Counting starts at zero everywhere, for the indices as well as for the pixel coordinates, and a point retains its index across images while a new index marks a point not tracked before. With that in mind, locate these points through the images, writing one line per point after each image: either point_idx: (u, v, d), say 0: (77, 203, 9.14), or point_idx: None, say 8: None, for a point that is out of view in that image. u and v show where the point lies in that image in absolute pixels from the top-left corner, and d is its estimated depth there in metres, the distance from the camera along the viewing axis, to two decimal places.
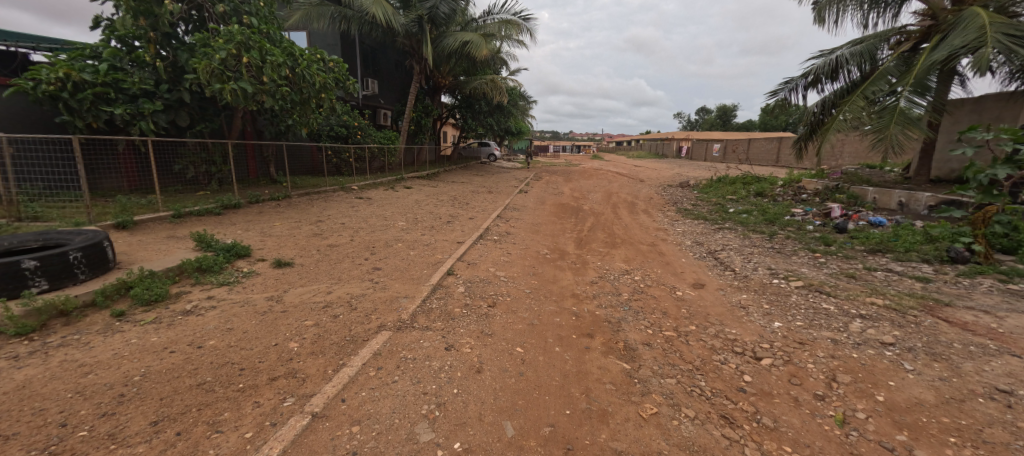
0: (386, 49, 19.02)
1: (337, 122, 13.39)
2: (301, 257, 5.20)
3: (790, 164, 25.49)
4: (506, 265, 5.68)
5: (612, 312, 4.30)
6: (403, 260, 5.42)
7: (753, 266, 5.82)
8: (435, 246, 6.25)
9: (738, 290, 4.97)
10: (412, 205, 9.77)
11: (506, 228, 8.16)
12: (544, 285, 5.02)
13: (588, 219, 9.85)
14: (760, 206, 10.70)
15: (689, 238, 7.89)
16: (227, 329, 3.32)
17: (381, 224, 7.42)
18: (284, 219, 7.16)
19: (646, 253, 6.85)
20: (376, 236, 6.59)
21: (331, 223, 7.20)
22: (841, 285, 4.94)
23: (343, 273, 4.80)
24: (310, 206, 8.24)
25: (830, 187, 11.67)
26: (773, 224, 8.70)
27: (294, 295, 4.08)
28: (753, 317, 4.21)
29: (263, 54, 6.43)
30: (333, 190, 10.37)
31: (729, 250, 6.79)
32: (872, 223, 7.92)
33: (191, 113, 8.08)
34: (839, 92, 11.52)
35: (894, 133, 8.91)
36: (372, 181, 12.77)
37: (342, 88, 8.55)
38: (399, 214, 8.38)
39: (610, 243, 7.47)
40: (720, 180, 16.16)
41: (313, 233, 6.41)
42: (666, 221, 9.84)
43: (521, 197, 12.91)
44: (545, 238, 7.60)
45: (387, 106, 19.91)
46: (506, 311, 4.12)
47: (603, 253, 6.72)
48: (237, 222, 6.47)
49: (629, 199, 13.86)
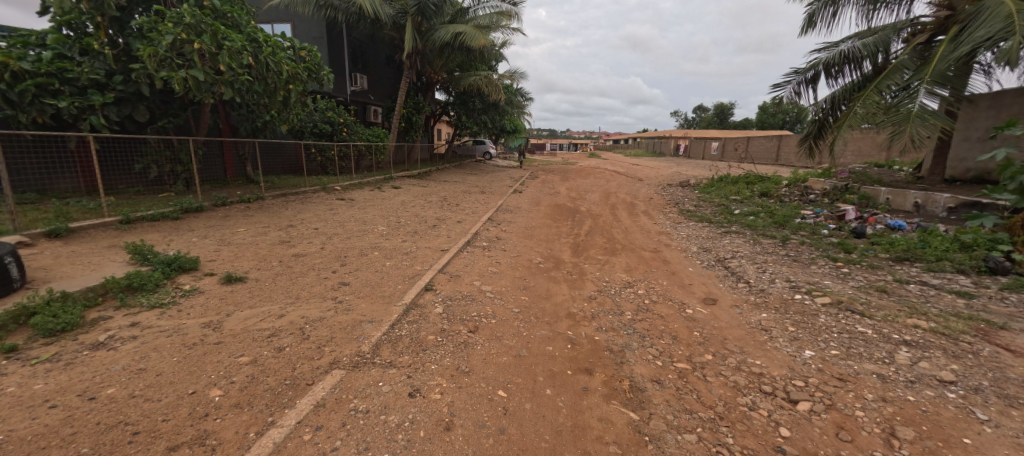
0: (375, 43, 18.31)
1: (321, 119, 12.68)
2: (257, 270, 4.55)
3: (791, 163, 24.96)
4: (493, 277, 5.05)
5: (613, 338, 3.68)
6: (376, 272, 4.79)
7: (769, 278, 5.22)
8: (416, 254, 5.62)
9: (756, 308, 4.36)
10: (398, 206, 9.12)
11: (497, 232, 7.54)
12: (535, 303, 4.39)
13: (586, 222, 9.22)
14: (767, 208, 10.12)
15: (695, 244, 7.29)
16: (137, 370, 2.67)
17: (359, 228, 6.77)
18: (251, 224, 6.51)
19: (650, 262, 6.22)
20: (351, 243, 5.95)
21: (303, 228, 6.55)
22: (873, 301, 4.34)
23: (303, 290, 4.15)
24: (283, 210, 7.59)
25: (840, 187, 11.11)
26: (783, 228, 8.11)
27: (237, 320, 3.44)
28: (778, 343, 3.60)
29: (218, 39, 5.95)
30: (313, 191, 9.70)
31: (740, 258, 6.19)
32: (891, 227, 7.34)
33: (151, 106, 7.42)
34: (849, 87, 10.97)
35: (912, 128, 8.42)
36: (358, 181, 12.08)
37: (316, 80, 7.88)
38: (381, 217, 7.73)
39: (609, 249, 6.85)
40: (722, 179, 15.56)
41: (280, 241, 5.76)
42: (668, 224, 9.23)
43: (515, 198, 12.26)
44: (539, 243, 6.99)
45: (378, 102, 19.22)
46: (489, 337, 3.50)
47: (602, 262, 6.11)
48: (196, 229, 5.85)
49: (628, 200, 13.24)
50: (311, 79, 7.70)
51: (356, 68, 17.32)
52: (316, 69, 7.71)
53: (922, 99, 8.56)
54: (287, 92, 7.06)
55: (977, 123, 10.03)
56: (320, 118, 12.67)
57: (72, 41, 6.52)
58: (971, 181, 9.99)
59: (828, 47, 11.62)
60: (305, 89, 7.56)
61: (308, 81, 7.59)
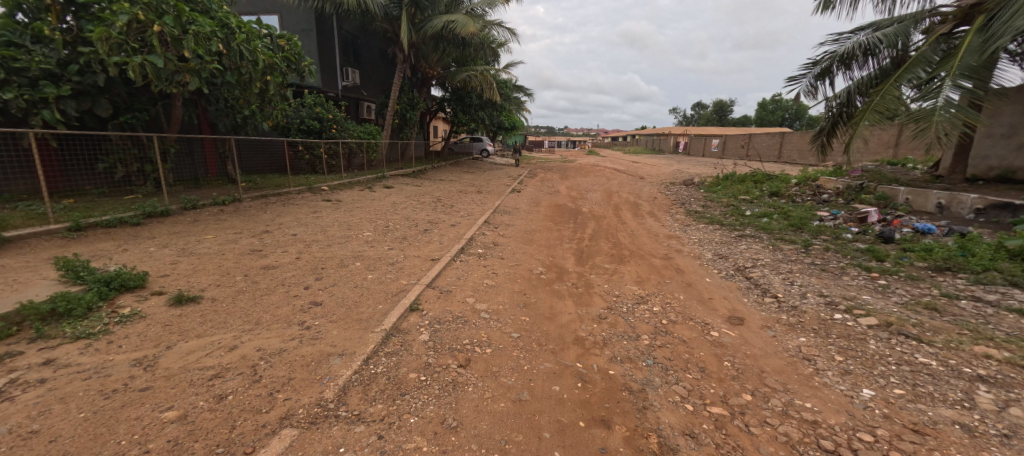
0: (367, 36, 17.65)
1: (308, 114, 12.02)
2: (217, 287, 3.95)
3: (795, 161, 24.43)
4: (489, 293, 4.44)
5: (631, 372, 3.11)
6: (354, 288, 4.17)
7: (800, 292, 4.64)
8: (402, 265, 5.01)
9: (792, 331, 3.79)
10: (388, 208, 8.50)
11: (493, 237, 6.94)
12: (538, 325, 3.79)
13: (589, 224, 8.65)
14: (780, 209, 9.55)
15: (709, 249, 6.71)
16: (28, 435, 2.10)
17: (341, 234, 6.15)
18: (222, 229, 5.90)
19: (662, 272, 5.64)
20: (331, 252, 5.33)
21: (279, 234, 5.94)
22: (926, 322, 3.77)
23: (265, 312, 3.54)
24: (261, 213, 6.97)
25: (855, 187, 10.54)
26: (801, 232, 7.53)
27: (177, 356, 2.85)
28: (828, 378, 3.03)
29: (182, 23, 5.25)
30: (297, 192, 9.07)
31: (761, 267, 5.60)
32: (919, 231, 6.78)
33: (113, 99, 6.81)
34: (864, 80, 10.44)
35: (939, 122, 7.84)
36: (348, 181, 11.45)
37: (297, 73, 7.25)
38: (368, 221, 7.12)
39: (616, 256, 6.26)
40: (727, 177, 15.01)
41: (250, 249, 5.13)
42: (677, 226, 8.65)
43: (513, 198, 11.66)
44: (540, 250, 6.39)
45: (371, 97, 18.55)
46: (483, 374, 2.91)
47: (610, 272, 5.51)
48: (157, 237, 5.24)
49: (631, 199, 12.65)
50: (291, 71, 7.06)
51: (348, 62, 16.68)
52: (296, 60, 7.08)
53: (949, 92, 7.99)
54: (263, 84, 6.42)
55: (1002, 118, 9.48)
56: (307, 114, 12.01)
57: (21, 28, 5.84)
58: (995, 181, 9.45)
59: (841, 39, 11.09)
60: (285, 82, 6.93)
61: (287, 73, 6.96)
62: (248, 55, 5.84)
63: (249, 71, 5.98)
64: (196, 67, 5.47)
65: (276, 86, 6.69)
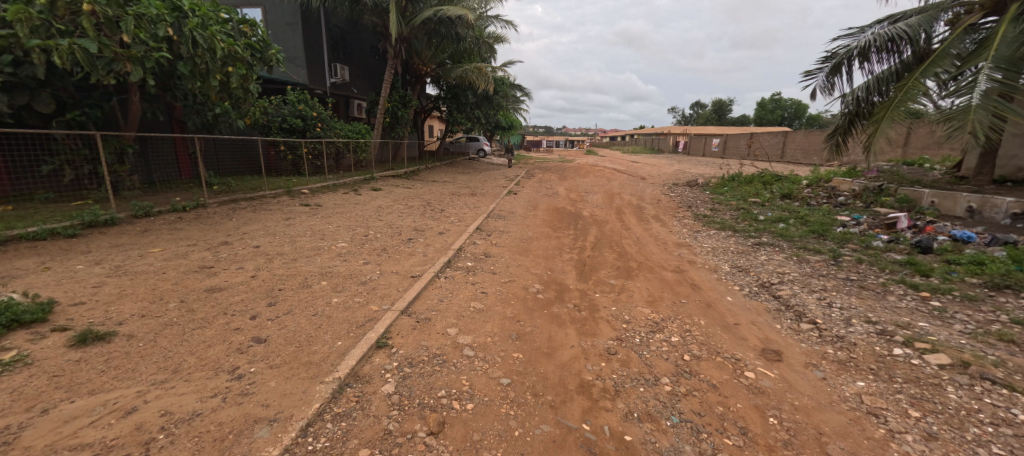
0: (357, 32, 16.95)
1: (290, 112, 11.25)
2: (139, 319, 3.22)
3: (798, 161, 23.82)
4: (476, 320, 3.73)
5: (655, 437, 2.40)
6: (310, 317, 3.44)
7: (842, 316, 3.94)
8: (375, 284, 4.29)
9: (846, 371, 3.09)
10: (371, 214, 7.78)
11: (485, 246, 6.23)
12: (533, 366, 3.08)
13: (590, 230, 7.96)
14: (796, 213, 8.87)
15: (725, 260, 6.01)
16: None
17: (312, 245, 5.42)
18: (174, 241, 5.18)
19: (676, 289, 4.94)
20: (296, 268, 4.61)
21: (240, 246, 5.21)
22: (1009, 359, 3.08)
23: (190, 354, 2.82)
24: (226, 220, 6.24)
25: (873, 188, 9.88)
26: (825, 239, 6.84)
27: (50, 428, 2.14)
28: (909, 447, 2.33)
29: (119, 3, 4.49)
30: (273, 196, 8.36)
31: (790, 282, 4.90)
32: (958, 239, 6.10)
33: (57, 94, 6.08)
34: (884, 75, 9.78)
35: (975, 118, 7.12)
36: (332, 183, 10.71)
37: (264, 64, 6.51)
38: (345, 229, 6.41)
39: (623, 270, 5.55)
40: (733, 178, 14.34)
41: (199, 266, 4.40)
42: (686, 232, 7.96)
43: (509, 201, 10.95)
44: (537, 262, 5.69)
45: (361, 95, 17.81)
46: (460, 448, 2.20)
47: (617, 290, 4.80)
48: (92, 252, 4.53)
49: (634, 202, 11.95)
50: (257, 62, 6.33)
51: (337, 59, 15.97)
52: (261, 50, 6.34)
53: (983, 85, 7.28)
54: (224, 76, 5.68)
55: None
56: (290, 112, 11.26)
57: None
58: None
59: (857, 32, 10.44)
60: (251, 74, 6.19)
61: (253, 64, 6.22)
62: (202, 43, 5.10)
63: (206, 61, 5.25)
64: (140, 54, 4.72)
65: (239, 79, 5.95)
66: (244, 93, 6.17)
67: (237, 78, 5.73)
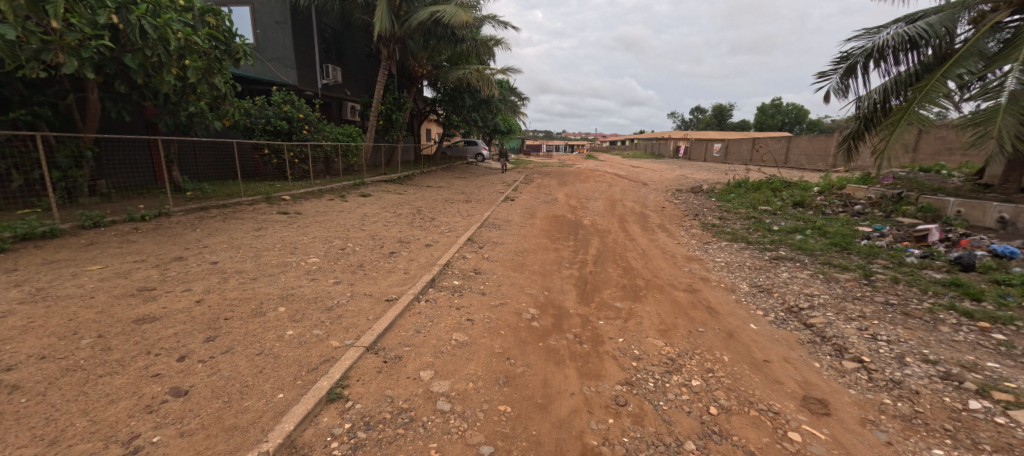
0: (350, 32, 16.41)
1: (275, 113, 10.64)
2: (36, 362, 2.61)
3: (801, 167, 23.31)
4: (458, 359, 3.10)
5: None
6: (253, 358, 2.81)
7: (892, 354, 3.31)
8: (342, 311, 3.66)
9: (915, 432, 2.47)
10: (354, 223, 7.17)
11: (475, 261, 5.61)
12: (524, 425, 2.46)
13: (592, 241, 7.35)
14: (812, 223, 8.28)
15: (742, 278, 5.39)
16: None
17: (279, 261, 4.79)
18: (120, 256, 4.59)
19: (691, 313, 4.32)
20: (254, 290, 3.98)
21: (195, 261, 4.61)
22: None
23: (83, 415, 2.21)
24: (189, 231, 5.64)
25: (892, 196, 9.30)
26: (849, 254, 6.24)
27: None
28: None
29: None
30: (249, 202, 7.77)
31: (822, 307, 4.27)
32: (998, 254, 5.50)
33: None
34: (902, 76, 9.10)
35: (1001, 126, 6.23)
36: (317, 188, 10.13)
37: (230, 57, 6.12)
38: (321, 241, 5.80)
39: (629, 290, 4.93)
40: (740, 184, 13.76)
41: (137, 289, 3.78)
42: (695, 244, 7.36)
43: (505, 208, 10.34)
44: (533, 281, 5.07)
45: (353, 97, 17.24)
46: None
47: (624, 316, 4.17)
48: (18, 270, 3.93)
49: (637, 209, 11.36)
50: (223, 55, 5.96)
51: (328, 59, 15.42)
52: (226, 41, 5.97)
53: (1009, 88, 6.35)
54: (180, 70, 5.15)
55: None
56: (273, 113, 10.66)
57: None
58: None
59: (872, 32, 9.85)
60: (215, 69, 5.70)
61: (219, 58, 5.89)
62: (151, 31, 4.57)
63: (157, 52, 4.74)
64: (74, 42, 4.20)
65: (200, 73, 5.43)
66: (207, 89, 5.65)
67: (195, 71, 5.21)
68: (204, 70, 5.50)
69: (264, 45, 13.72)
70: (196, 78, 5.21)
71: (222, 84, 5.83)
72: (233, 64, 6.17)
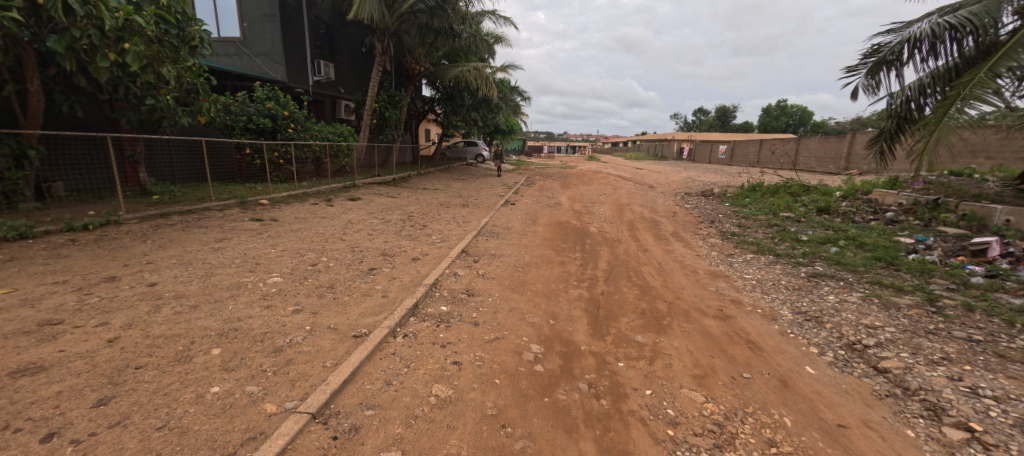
0: (344, 27, 15.67)
1: (257, 110, 9.87)
2: None
3: (812, 170, 22.49)
4: (436, 429, 2.33)
5: None
6: (149, 435, 2.06)
7: (1010, 421, 2.52)
8: (293, 355, 2.86)
9: None
10: (335, 232, 6.40)
11: (469, 279, 4.82)
12: None
13: (601, 253, 6.58)
14: (844, 232, 7.49)
15: (782, 301, 4.58)
16: None
17: (233, 282, 4.00)
18: (42, 275, 3.83)
19: (729, 350, 3.52)
20: (189, 322, 3.20)
21: (130, 282, 3.84)
22: None
23: None
24: (138, 243, 4.88)
25: (929, 201, 8.52)
26: (898, 271, 5.44)
27: None
28: None
29: None
30: (220, 208, 7.02)
31: (892, 345, 3.47)
32: None
33: None
34: (939, 71, 8.13)
35: None
36: (302, 191, 9.38)
37: (185, 43, 5.67)
38: (291, 254, 5.01)
39: (650, 317, 4.13)
40: (755, 188, 12.97)
41: (36, 325, 2.99)
42: (717, 256, 6.58)
43: (505, 213, 9.57)
44: (536, 307, 4.26)
45: (347, 94, 16.49)
46: None
47: (648, 355, 3.36)
48: None
49: (647, 215, 10.60)
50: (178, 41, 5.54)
51: (320, 55, 14.68)
52: (179, 25, 5.57)
53: None
54: (120, 55, 4.57)
55: None
56: (256, 110, 9.88)
57: None
58: None
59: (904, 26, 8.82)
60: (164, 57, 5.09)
61: (178, 47, 5.52)
62: (77, 7, 3.94)
63: (87, 33, 4.14)
64: None
65: (144, 60, 4.80)
66: (155, 79, 5.05)
67: (138, 57, 4.57)
68: (150, 57, 4.86)
69: (251, 39, 13.00)
70: (138, 65, 4.56)
71: (172, 74, 5.29)
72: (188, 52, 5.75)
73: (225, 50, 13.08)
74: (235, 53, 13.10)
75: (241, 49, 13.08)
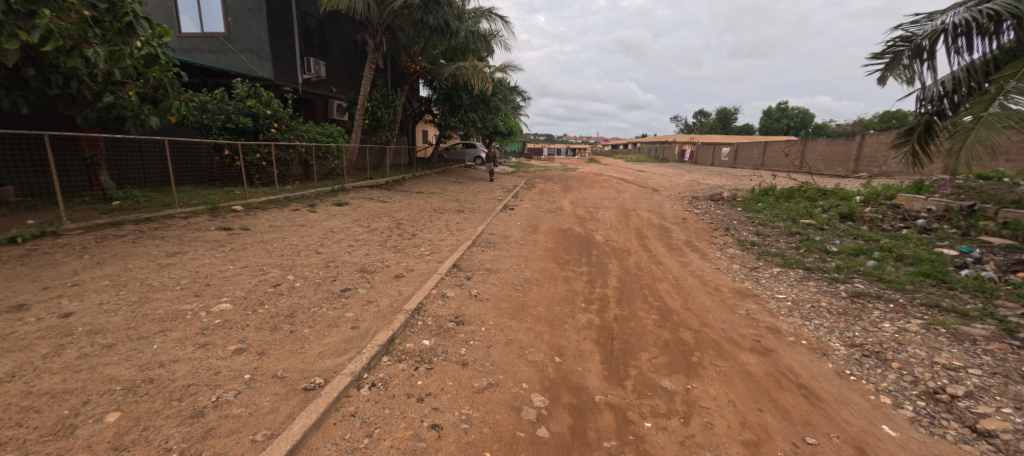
0: (335, 23, 15.01)
1: (236, 108, 9.16)
2: None
3: (819, 172, 21.84)
4: None
5: None
6: None
7: None
8: (217, 422, 2.16)
9: None
10: (310, 243, 5.70)
11: (459, 302, 4.10)
12: None
13: (610, 266, 5.88)
14: (876, 242, 6.80)
15: (829, 329, 3.86)
16: None
17: (170, 310, 3.29)
18: None
19: (779, 400, 2.82)
20: (95, 370, 2.50)
21: (40, 311, 3.14)
22: None
23: None
24: (71, 259, 4.18)
25: (963, 208, 7.84)
26: (952, 290, 4.74)
27: None
28: None
29: None
30: (185, 215, 6.31)
31: (984, 396, 2.76)
32: None
33: None
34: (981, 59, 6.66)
35: None
36: (284, 196, 8.69)
37: (116, 18, 4.92)
38: (251, 272, 4.30)
39: (677, 352, 3.42)
40: (767, 192, 12.28)
41: None
42: (739, 271, 5.88)
43: (503, 220, 8.86)
44: (538, 339, 3.54)
45: (339, 94, 15.83)
46: None
47: (681, 410, 2.65)
48: None
49: (655, 221, 9.91)
50: (105, 15, 4.81)
51: (310, 52, 14.02)
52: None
53: None
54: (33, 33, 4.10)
55: None
56: (235, 109, 9.19)
57: None
58: None
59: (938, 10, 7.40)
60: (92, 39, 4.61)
61: (108, 22, 4.85)
62: None
63: None
64: None
65: (63, 40, 4.38)
66: (83, 64, 4.60)
67: (52, 35, 4.10)
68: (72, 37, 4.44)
69: (236, 35, 12.35)
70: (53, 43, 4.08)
71: (105, 58, 4.80)
72: (123, 30, 5.01)
73: (209, 46, 12.42)
74: (219, 50, 12.43)
75: (226, 46, 12.43)
